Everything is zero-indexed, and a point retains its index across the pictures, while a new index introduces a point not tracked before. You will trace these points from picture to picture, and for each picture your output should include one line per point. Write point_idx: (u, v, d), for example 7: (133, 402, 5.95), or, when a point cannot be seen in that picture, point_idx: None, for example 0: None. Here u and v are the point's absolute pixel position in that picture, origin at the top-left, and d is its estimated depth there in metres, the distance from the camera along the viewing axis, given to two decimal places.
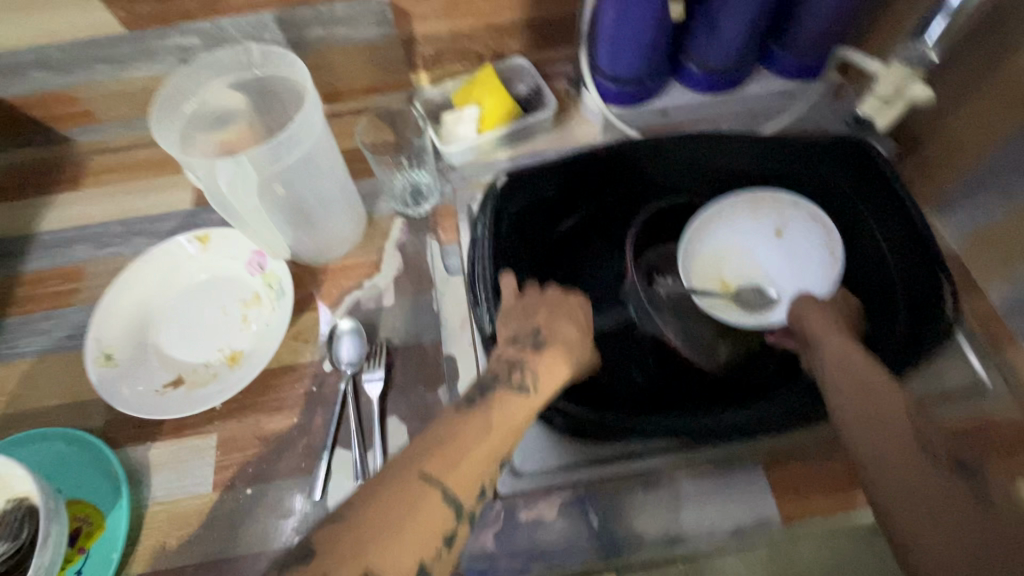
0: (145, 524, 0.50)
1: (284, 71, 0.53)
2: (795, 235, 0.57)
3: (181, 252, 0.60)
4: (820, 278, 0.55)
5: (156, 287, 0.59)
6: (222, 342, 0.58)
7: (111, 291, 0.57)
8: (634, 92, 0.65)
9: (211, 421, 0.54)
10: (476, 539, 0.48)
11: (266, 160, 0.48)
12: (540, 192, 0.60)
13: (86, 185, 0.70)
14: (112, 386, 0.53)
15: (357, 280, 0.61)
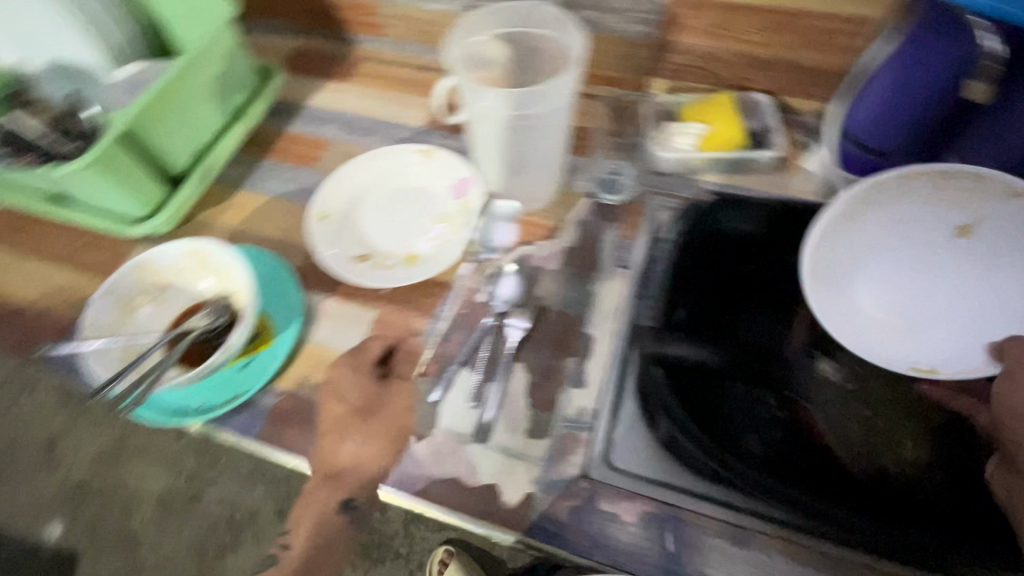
0: (299, 355, 0.60)
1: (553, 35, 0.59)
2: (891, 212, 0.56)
3: (406, 156, 0.70)
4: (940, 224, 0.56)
5: (377, 176, 0.69)
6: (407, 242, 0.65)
7: (348, 168, 0.69)
8: (876, 166, 0.61)
9: (375, 300, 0.62)
10: (553, 503, 0.50)
11: (522, 104, 0.55)
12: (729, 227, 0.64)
13: (352, 82, 0.83)
14: (321, 237, 0.64)
15: (534, 237, 0.66)
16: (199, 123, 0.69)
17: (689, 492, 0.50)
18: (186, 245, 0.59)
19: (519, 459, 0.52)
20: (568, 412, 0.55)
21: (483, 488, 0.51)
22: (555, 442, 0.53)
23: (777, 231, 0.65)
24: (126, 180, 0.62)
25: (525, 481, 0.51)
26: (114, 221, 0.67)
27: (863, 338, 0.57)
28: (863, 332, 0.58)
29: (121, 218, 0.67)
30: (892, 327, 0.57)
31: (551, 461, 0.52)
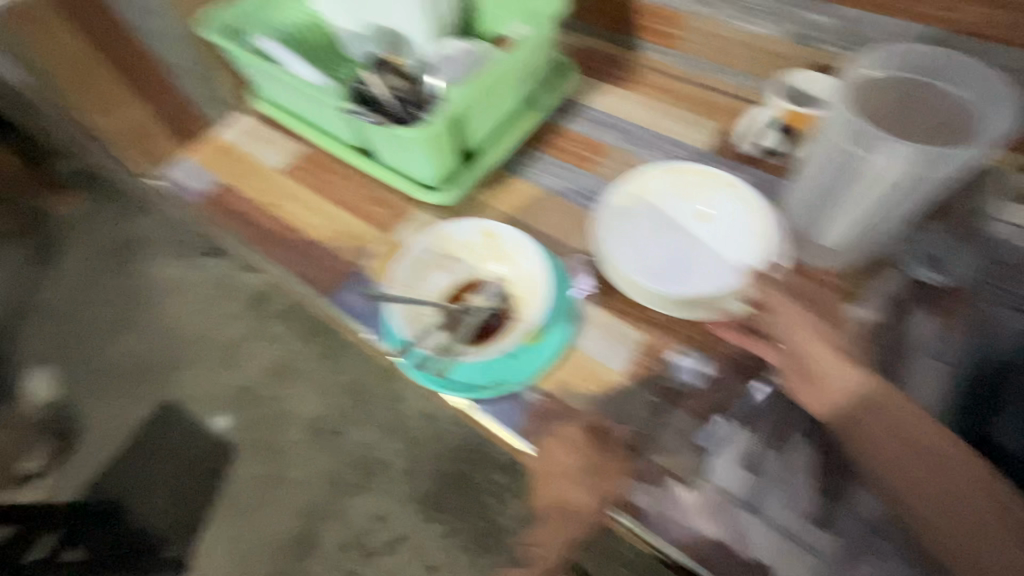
0: (565, 358, 0.59)
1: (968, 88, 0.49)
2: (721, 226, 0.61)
3: (652, 176, 0.63)
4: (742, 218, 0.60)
5: (626, 196, 0.63)
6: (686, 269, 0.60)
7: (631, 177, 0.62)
8: None
9: (647, 324, 0.60)
10: None
11: (931, 166, 0.46)
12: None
13: (632, 88, 0.81)
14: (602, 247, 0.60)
15: (829, 299, 0.59)
16: (501, 107, 0.71)
17: None
18: (484, 225, 0.62)
19: (799, 546, 0.48)
20: (863, 512, 0.48)
21: (753, 565, 0.48)
22: (843, 541, 0.48)
23: None
24: (441, 152, 0.65)
25: (803, 573, 0.47)
26: (410, 185, 0.71)
27: (652, 259, 0.60)
28: (655, 252, 0.60)
29: (416, 184, 0.70)
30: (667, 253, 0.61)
31: (837, 561, 0.47)
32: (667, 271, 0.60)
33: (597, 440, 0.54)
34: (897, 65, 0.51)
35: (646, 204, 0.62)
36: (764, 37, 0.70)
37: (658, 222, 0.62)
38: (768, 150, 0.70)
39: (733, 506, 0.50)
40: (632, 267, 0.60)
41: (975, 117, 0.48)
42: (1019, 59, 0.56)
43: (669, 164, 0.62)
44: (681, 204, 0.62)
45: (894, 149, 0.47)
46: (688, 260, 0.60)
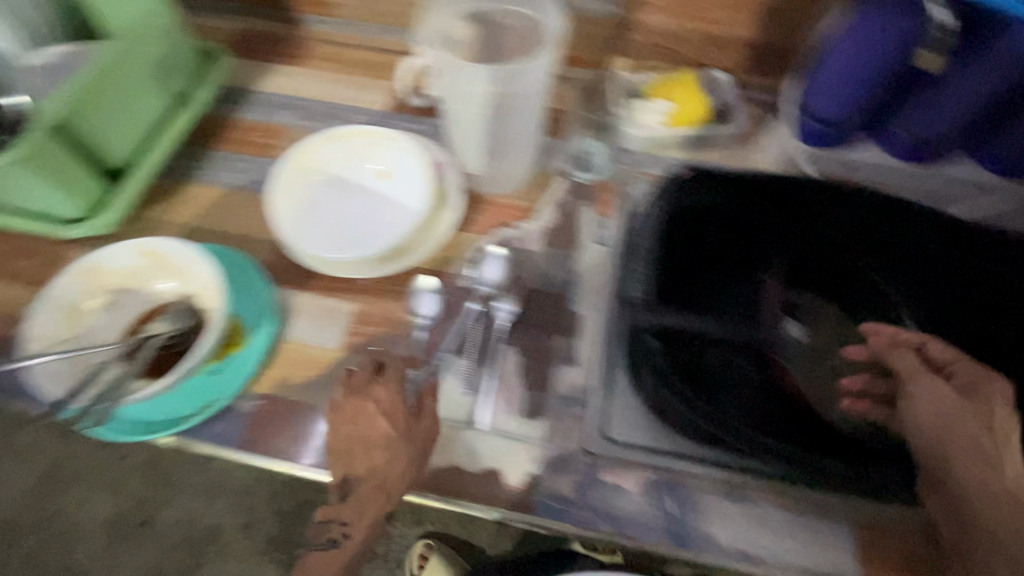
0: (277, 354, 0.57)
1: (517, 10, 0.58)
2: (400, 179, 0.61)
3: (318, 144, 0.61)
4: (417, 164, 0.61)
5: (297, 173, 0.60)
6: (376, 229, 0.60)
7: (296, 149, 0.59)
8: (828, 135, 0.64)
9: (354, 293, 0.60)
10: (555, 480, 0.51)
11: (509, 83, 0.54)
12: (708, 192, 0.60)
13: (304, 65, 0.78)
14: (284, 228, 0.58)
15: (510, 219, 0.65)
16: (140, 110, 0.62)
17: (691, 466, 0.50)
18: (139, 244, 0.55)
19: (518, 440, 0.52)
20: (563, 390, 0.55)
21: (484, 473, 0.51)
22: (551, 421, 0.53)
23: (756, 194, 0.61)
24: (65, 180, 0.56)
25: (526, 462, 0.51)
26: (45, 225, 0.59)
27: (340, 227, 0.60)
28: (342, 220, 0.60)
29: (50, 221, 0.59)
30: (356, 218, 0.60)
31: (550, 440, 0.53)
32: (359, 235, 0.59)
33: (327, 419, 0.54)
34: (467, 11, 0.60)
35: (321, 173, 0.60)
36: None
37: (338, 189, 0.61)
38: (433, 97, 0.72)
39: (458, 429, 0.53)
40: (321, 241, 0.58)
41: (537, 30, 0.58)
42: None
43: (332, 130, 0.60)
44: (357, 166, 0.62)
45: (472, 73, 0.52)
46: (376, 221, 0.60)
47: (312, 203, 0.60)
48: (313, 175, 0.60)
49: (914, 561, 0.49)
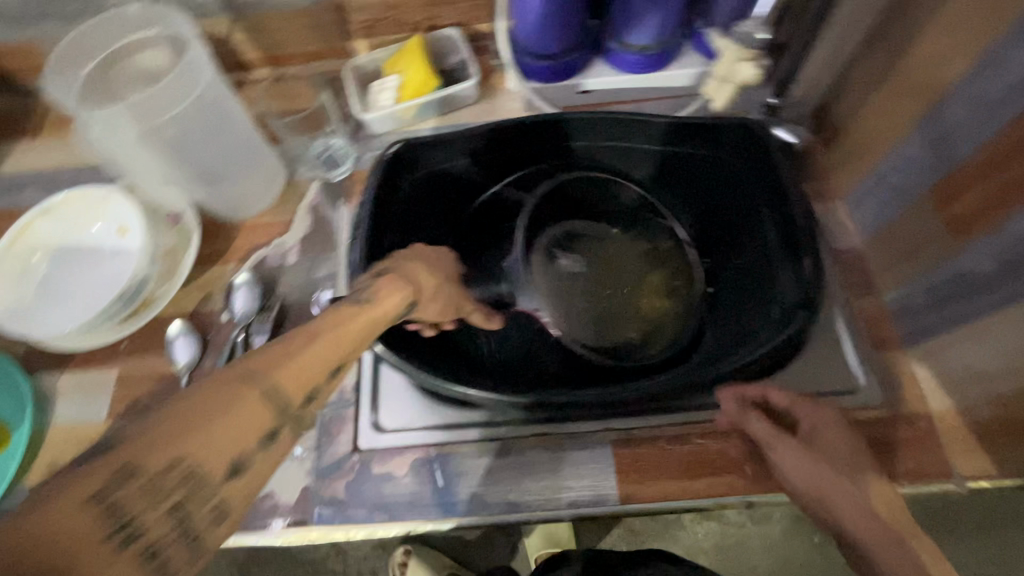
0: (44, 444, 0.55)
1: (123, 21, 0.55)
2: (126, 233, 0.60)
3: (35, 223, 0.60)
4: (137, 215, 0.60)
5: (20, 257, 0.59)
6: (107, 288, 0.58)
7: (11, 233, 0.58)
8: (552, 70, 0.64)
9: (115, 359, 0.59)
10: (328, 487, 0.51)
11: (191, 84, 0.53)
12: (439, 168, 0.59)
13: (41, 134, 0.74)
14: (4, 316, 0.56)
15: (269, 237, 0.64)
16: None
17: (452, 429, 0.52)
18: None
19: (288, 460, 0.52)
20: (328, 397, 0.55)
21: (259, 501, 0.51)
22: (320, 430, 0.54)
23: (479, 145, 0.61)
24: None
25: (299, 478, 0.52)
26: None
27: (70, 297, 0.58)
28: (72, 291, 0.58)
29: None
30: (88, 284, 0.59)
31: (321, 449, 0.53)
32: (90, 300, 0.58)
33: None
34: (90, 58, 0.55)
35: (45, 250, 0.59)
36: None
37: (66, 258, 0.60)
38: None
39: None
40: (51, 317, 0.57)
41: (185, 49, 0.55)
42: None
43: (44, 203, 0.59)
44: (81, 232, 0.60)
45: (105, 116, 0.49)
46: (108, 280, 0.59)
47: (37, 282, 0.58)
48: (36, 254, 0.59)
49: (699, 458, 0.50)
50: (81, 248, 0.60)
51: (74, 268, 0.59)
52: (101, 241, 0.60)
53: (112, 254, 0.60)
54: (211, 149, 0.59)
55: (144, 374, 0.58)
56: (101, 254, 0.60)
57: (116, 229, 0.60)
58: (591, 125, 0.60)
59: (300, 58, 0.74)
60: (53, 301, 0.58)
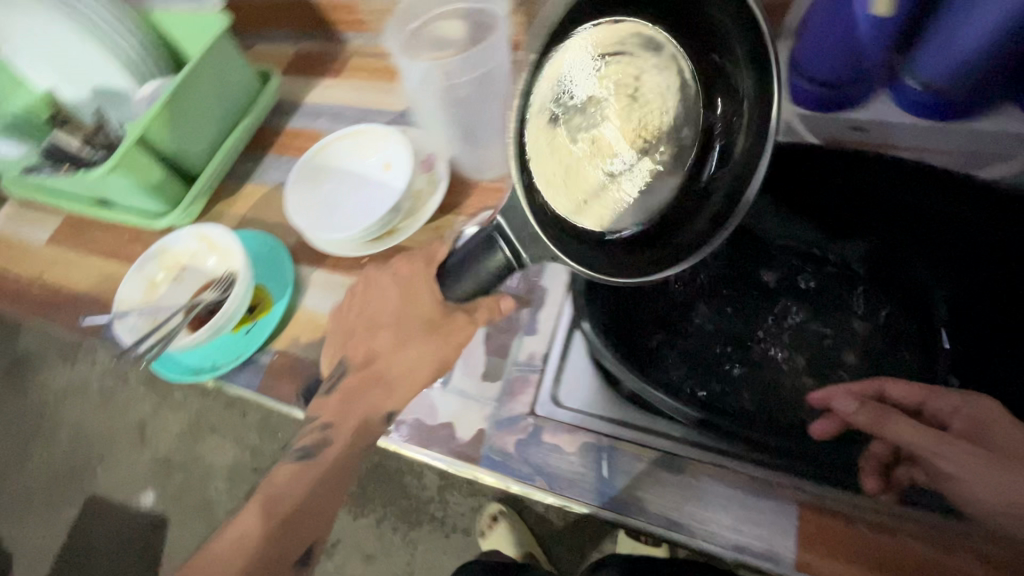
0: (292, 320, 0.68)
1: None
2: (392, 167, 0.70)
3: (332, 144, 0.72)
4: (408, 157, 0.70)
5: (312, 169, 0.71)
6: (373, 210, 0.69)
7: (315, 149, 0.71)
8: (831, 98, 0.59)
9: (355, 269, 0.69)
10: (501, 437, 0.55)
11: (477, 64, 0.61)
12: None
13: (341, 75, 0.90)
14: (299, 214, 0.69)
15: (495, 200, 0.71)
16: (207, 125, 0.79)
17: (629, 424, 0.53)
18: (196, 229, 0.69)
19: (472, 400, 0.57)
20: (520, 358, 0.59)
21: (441, 427, 0.57)
22: (506, 384, 0.57)
23: None
24: (149, 185, 0.73)
25: (476, 419, 0.56)
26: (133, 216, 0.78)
27: (345, 211, 0.70)
28: (348, 206, 0.70)
29: (129, 209, 0.77)
30: (360, 203, 0.70)
31: (502, 401, 0.57)
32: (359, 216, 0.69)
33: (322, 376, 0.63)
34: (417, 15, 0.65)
35: (334, 167, 0.72)
36: None
37: (348, 177, 0.72)
38: None
39: (425, 387, 0.59)
40: (328, 223, 0.69)
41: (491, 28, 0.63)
42: None
43: (340, 131, 0.71)
44: (364, 161, 0.72)
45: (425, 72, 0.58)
46: (375, 205, 0.69)
47: (325, 190, 0.71)
48: (327, 168, 0.72)
49: (912, 566, 0.44)
50: (359, 173, 0.72)
51: (354, 186, 0.71)
52: (376, 170, 0.71)
53: (383, 184, 0.70)
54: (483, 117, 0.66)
55: None
56: (374, 181, 0.71)
57: (389, 164, 0.71)
58: (864, 164, 0.60)
59: None
60: (333, 209, 0.70)
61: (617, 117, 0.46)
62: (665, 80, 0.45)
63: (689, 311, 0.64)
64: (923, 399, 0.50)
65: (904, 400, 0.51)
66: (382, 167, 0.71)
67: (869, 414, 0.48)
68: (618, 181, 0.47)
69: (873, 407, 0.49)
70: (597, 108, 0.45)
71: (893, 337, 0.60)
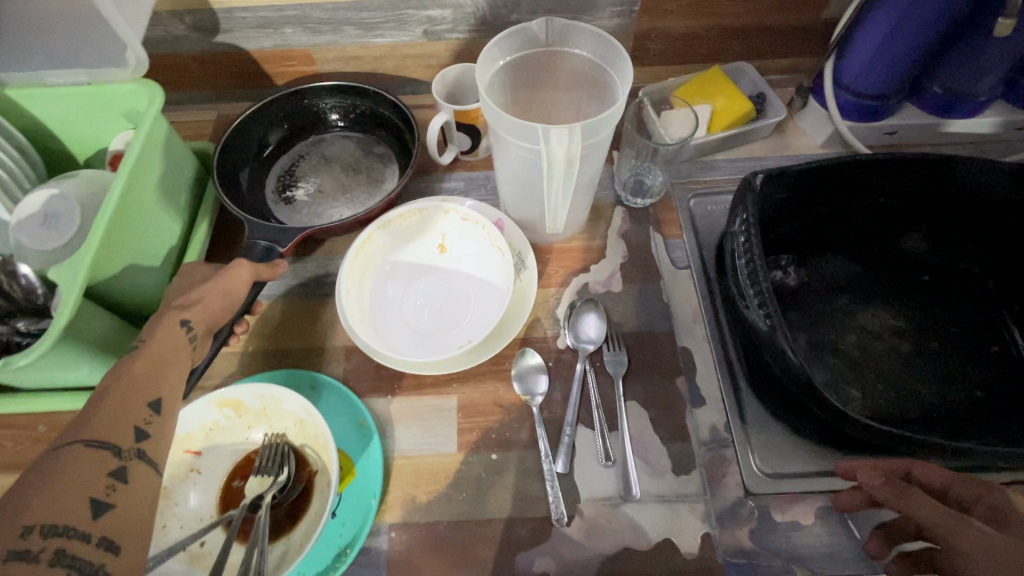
0: (392, 474, 0.51)
1: (606, 60, 0.52)
2: (456, 249, 0.58)
3: (372, 238, 0.56)
4: (481, 236, 0.57)
5: (357, 272, 0.55)
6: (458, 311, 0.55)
7: (355, 246, 0.55)
8: (872, 109, 0.65)
9: (451, 384, 0.54)
10: (733, 535, 0.48)
11: (589, 135, 0.47)
12: (773, 189, 0.59)
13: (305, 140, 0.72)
14: (367, 337, 0.52)
15: (582, 263, 0.62)
16: (159, 242, 0.55)
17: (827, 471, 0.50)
18: (211, 396, 0.49)
19: (678, 502, 0.49)
20: (702, 436, 0.52)
21: (657, 547, 0.47)
22: (704, 472, 0.50)
23: (825, 178, 0.60)
24: (99, 347, 0.48)
25: (695, 523, 0.48)
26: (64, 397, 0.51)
27: (422, 322, 0.54)
28: (420, 315, 0.55)
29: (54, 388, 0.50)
30: (436, 307, 0.55)
31: (710, 491, 0.50)
32: (443, 322, 0.54)
33: (471, 538, 0.48)
34: (523, 50, 0.53)
35: (389, 264, 0.57)
36: (400, 45, 0.69)
37: (407, 272, 0.57)
38: (464, 151, 0.66)
39: (613, 506, 0.49)
40: (410, 342, 0.53)
41: (598, 77, 0.53)
42: None
43: (385, 218, 0.56)
44: (419, 251, 0.58)
45: (562, 135, 0.45)
46: (457, 302, 0.55)
47: (384, 300, 0.55)
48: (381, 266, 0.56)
49: None
50: (420, 266, 0.57)
51: (417, 286, 0.56)
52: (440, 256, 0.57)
53: (456, 274, 0.57)
54: (591, 177, 0.54)
55: (488, 400, 0.54)
56: (444, 272, 0.57)
57: (455, 248, 0.58)
58: (926, 165, 0.59)
59: None
60: (406, 321, 0.54)
61: (319, 173, 0.68)
62: (341, 142, 0.71)
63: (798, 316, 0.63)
64: (950, 482, 0.44)
65: (931, 482, 0.45)
66: (448, 250, 0.58)
67: (892, 486, 0.44)
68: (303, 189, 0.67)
69: (898, 483, 0.43)
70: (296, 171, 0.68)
71: (974, 325, 0.62)
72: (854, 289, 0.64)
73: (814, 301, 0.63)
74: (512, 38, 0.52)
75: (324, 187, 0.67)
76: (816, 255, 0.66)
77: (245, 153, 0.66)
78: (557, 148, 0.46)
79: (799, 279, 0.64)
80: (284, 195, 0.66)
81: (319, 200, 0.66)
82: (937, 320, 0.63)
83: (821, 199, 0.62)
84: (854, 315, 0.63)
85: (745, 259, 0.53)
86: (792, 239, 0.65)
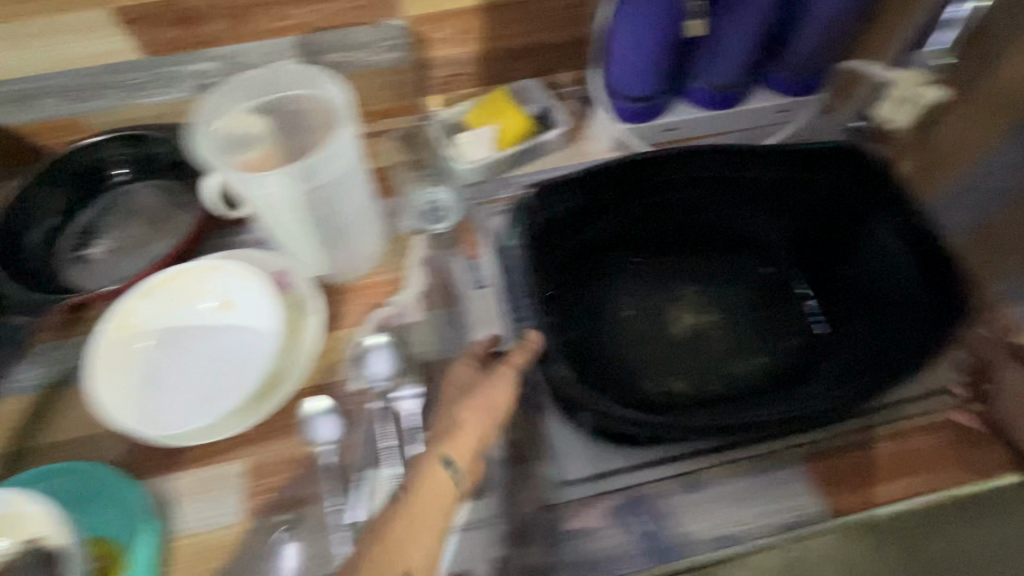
0: (174, 557, 0.48)
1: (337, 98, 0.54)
2: (234, 306, 0.55)
3: (133, 309, 0.53)
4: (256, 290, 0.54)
5: (118, 348, 0.52)
6: (233, 370, 0.52)
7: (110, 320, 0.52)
8: (644, 109, 0.68)
9: (239, 448, 0.52)
10: (528, 552, 0.47)
11: (309, 175, 0.49)
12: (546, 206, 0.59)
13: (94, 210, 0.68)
14: (126, 417, 0.49)
15: (383, 297, 0.61)
16: None
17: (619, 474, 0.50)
18: None
19: (473, 530, 0.48)
20: (500, 456, 0.52)
21: None
22: (500, 493, 0.50)
23: (603, 183, 0.60)
24: None
25: (491, 547, 0.48)
26: None
27: (194, 388, 0.52)
28: (193, 381, 0.52)
29: None
30: (209, 370, 0.52)
31: (506, 512, 0.49)
32: (219, 384, 0.52)
33: None
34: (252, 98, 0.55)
35: (158, 332, 0.53)
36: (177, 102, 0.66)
37: (180, 336, 0.54)
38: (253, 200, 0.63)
39: None
40: (179, 412, 0.51)
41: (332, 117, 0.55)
42: (360, 32, 0.64)
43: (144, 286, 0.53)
44: (194, 312, 0.54)
45: (277, 178, 0.48)
46: (234, 361, 0.53)
47: (151, 371, 0.52)
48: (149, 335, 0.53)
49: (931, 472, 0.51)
50: (194, 329, 0.54)
51: (190, 350, 0.53)
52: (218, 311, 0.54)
53: (235, 331, 0.54)
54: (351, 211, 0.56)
55: (279, 456, 0.52)
56: (220, 330, 0.54)
57: (233, 304, 0.55)
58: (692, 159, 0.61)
59: (373, 118, 0.74)
60: (177, 390, 0.51)
61: (118, 229, 0.66)
62: (145, 190, 0.67)
63: (604, 324, 0.64)
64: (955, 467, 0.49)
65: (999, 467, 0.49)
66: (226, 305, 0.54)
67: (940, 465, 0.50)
68: (98, 248, 0.64)
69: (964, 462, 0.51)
70: (93, 229, 0.66)
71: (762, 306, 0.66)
72: (655, 289, 0.67)
73: (618, 307, 0.65)
74: (237, 88, 0.54)
75: (123, 245, 0.65)
76: (619, 259, 0.67)
77: (33, 215, 0.63)
78: (278, 191, 0.49)
79: (601, 287, 0.65)
80: (78, 255, 0.64)
81: (115, 259, 0.64)
82: (738, 304, 0.66)
83: (609, 205, 0.63)
84: (658, 314, 0.65)
85: (528, 287, 0.55)
86: (593, 252, 0.66)
